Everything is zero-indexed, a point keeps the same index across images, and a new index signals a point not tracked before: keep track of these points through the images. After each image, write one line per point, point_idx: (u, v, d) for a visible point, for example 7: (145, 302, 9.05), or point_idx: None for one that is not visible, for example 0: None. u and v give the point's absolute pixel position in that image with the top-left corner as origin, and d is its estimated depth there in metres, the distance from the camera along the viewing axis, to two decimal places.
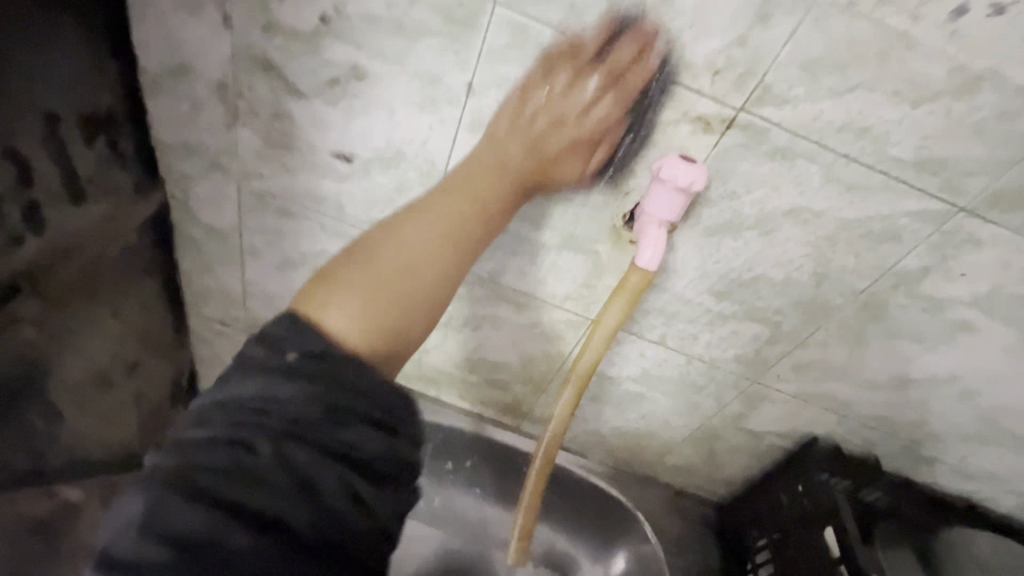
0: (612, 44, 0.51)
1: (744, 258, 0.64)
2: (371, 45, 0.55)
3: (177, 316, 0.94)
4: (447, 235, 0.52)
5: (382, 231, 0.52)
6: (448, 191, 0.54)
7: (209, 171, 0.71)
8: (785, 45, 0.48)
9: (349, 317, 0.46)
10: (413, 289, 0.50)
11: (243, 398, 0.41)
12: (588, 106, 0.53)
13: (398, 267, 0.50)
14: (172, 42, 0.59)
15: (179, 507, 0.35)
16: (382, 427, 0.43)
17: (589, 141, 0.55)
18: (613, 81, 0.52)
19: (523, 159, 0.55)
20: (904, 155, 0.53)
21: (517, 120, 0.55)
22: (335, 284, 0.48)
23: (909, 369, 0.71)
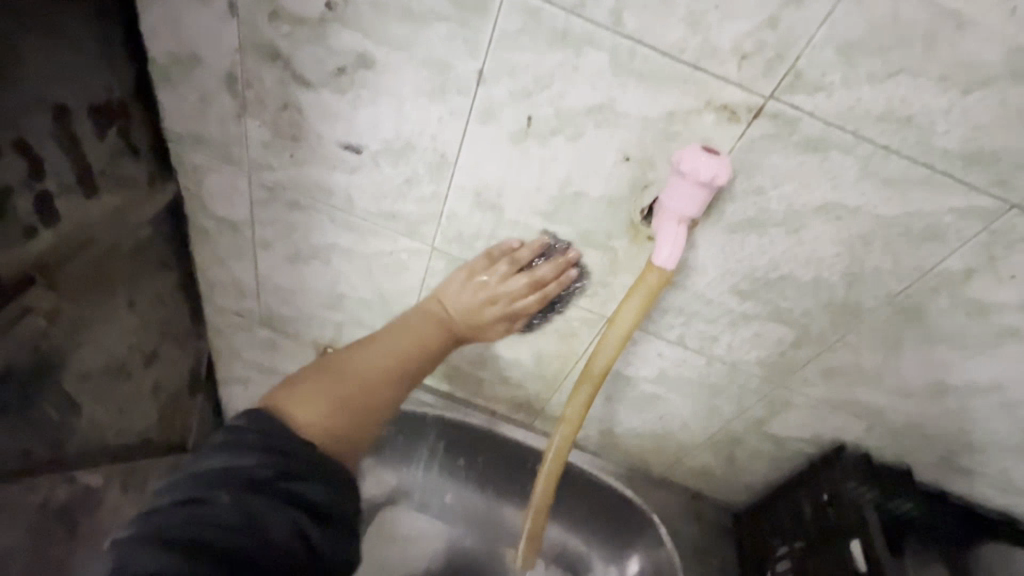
0: (535, 247, 0.68)
1: (770, 257, 0.60)
2: (378, 32, 0.53)
3: (195, 307, 0.95)
4: (394, 367, 0.67)
5: (344, 354, 0.67)
6: (378, 339, 0.70)
7: (219, 163, 0.70)
8: (820, 26, 0.44)
9: (311, 415, 0.54)
10: (366, 393, 0.63)
11: (208, 463, 0.45)
12: (512, 281, 0.69)
13: (357, 380, 0.63)
14: (180, 31, 0.58)
15: (146, 550, 0.37)
16: (330, 483, 0.48)
17: (505, 301, 0.70)
18: (532, 277, 0.68)
19: (470, 306, 0.71)
20: (951, 146, 0.48)
21: (467, 284, 0.71)
22: (305, 386, 0.58)
23: (948, 377, 0.67)
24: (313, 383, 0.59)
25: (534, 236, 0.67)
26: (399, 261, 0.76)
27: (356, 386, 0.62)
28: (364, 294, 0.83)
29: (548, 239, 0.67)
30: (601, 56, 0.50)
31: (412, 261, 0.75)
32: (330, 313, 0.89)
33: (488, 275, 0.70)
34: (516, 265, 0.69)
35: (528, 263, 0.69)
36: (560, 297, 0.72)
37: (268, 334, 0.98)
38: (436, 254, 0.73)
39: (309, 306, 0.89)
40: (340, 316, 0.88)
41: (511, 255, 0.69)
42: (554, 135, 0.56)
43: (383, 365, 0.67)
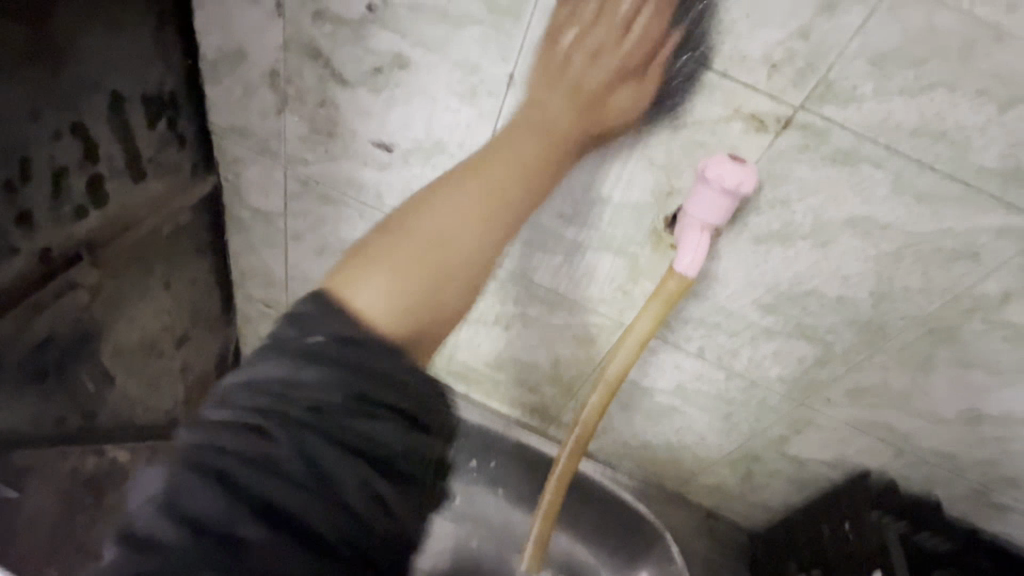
0: (642, 22, 0.47)
1: (794, 270, 0.59)
2: (414, 34, 0.55)
3: (226, 294, 0.98)
4: (483, 209, 0.53)
5: (420, 201, 0.54)
6: (467, 171, 0.54)
7: (258, 156, 0.73)
8: (853, 37, 0.44)
9: (379, 297, 0.48)
10: (445, 276, 0.51)
11: (267, 375, 0.43)
12: (619, 90, 0.51)
13: (432, 239, 0.52)
14: (230, 28, 0.61)
15: (204, 490, 0.38)
16: (401, 423, 0.45)
17: (625, 81, 0.50)
18: (639, 83, 0.50)
19: (568, 125, 0.52)
20: (989, 163, 0.47)
21: (564, 92, 0.51)
22: (373, 256, 0.50)
23: (981, 405, 0.64)
24: (387, 250, 0.51)
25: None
26: None
27: (429, 247, 0.51)
28: None
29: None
30: None
31: None
32: None
33: (573, 78, 0.50)
34: (623, 28, 0.48)
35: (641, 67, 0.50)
36: (660, 104, 0.52)
37: None
38: None
39: None
40: None
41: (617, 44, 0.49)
42: None
43: (455, 225, 0.52)
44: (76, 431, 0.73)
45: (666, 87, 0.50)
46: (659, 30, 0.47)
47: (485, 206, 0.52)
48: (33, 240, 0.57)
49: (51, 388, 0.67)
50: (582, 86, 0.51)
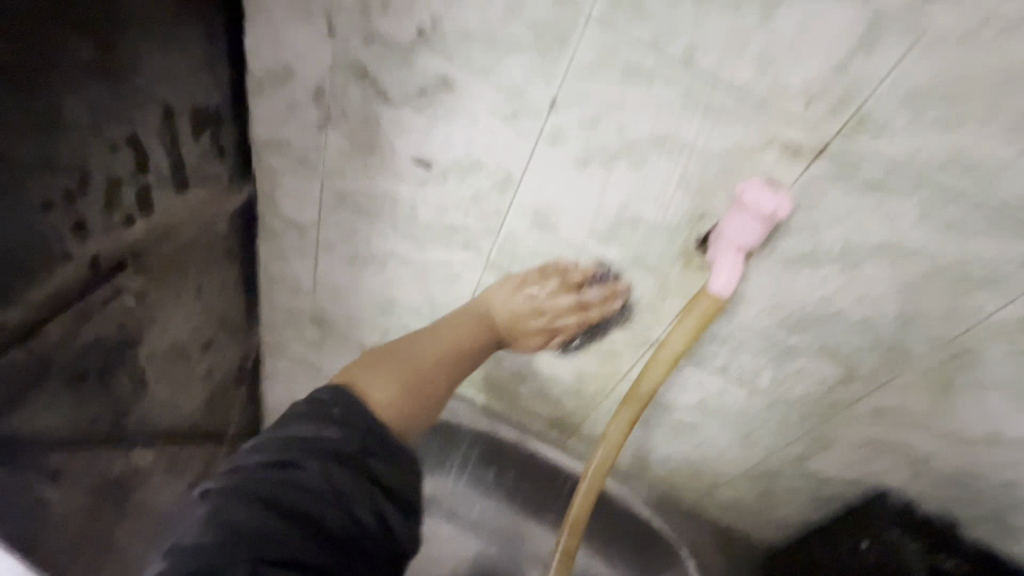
0: (586, 271, 0.70)
1: (821, 292, 0.61)
2: (460, 58, 0.57)
3: (251, 302, 0.99)
4: (448, 353, 0.72)
5: (400, 344, 0.70)
6: (439, 329, 0.74)
7: (296, 169, 0.76)
8: (889, 73, 0.46)
9: (384, 392, 0.60)
10: (422, 386, 0.65)
11: (293, 431, 0.50)
12: (558, 298, 0.74)
13: (418, 365, 0.67)
14: (280, 46, 0.63)
15: (241, 508, 0.44)
16: (402, 466, 0.53)
17: (552, 315, 0.75)
18: (578, 300, 0.73)
19: (505, 317, 0.76)
20: (1016, 195, 0.49)
21: (512, 291, 0.75)
22: (381, 364, 0.65)
23: (1000, 428, 0.65)
24: (384, 366, 0.64)
25: (588, 262, 0.70)
26: (452, 272, 0.79)
27: (416, 371, 0.66)
28: (413, 301, 0.86)
29: (601, 268, 0.70)
30: (671, 89, 0.52)
31: (465, 272, 0.78)
32: (378, 317, 0.92)
33: (520, 289, 0.75)
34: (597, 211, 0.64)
35: (578, 286, 0.72)
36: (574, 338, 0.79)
37: (317, 333, 1.02)
38: (490, 267, 0.76)
39: (360, 308, 0.92)
40: (388, 321, 0.92)
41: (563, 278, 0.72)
42: (618, 160, 0.59)
43: (435, 356, 0.70)
44: (108, 434, 0.74)
45: (601, 312, 0.73)
46: (586, 281, 0.71)
47: (452, 349, 0.73)
48: (85, 247, 0.59)
49: (89, 391, 0.68)
50: (528, 288, 0.74)
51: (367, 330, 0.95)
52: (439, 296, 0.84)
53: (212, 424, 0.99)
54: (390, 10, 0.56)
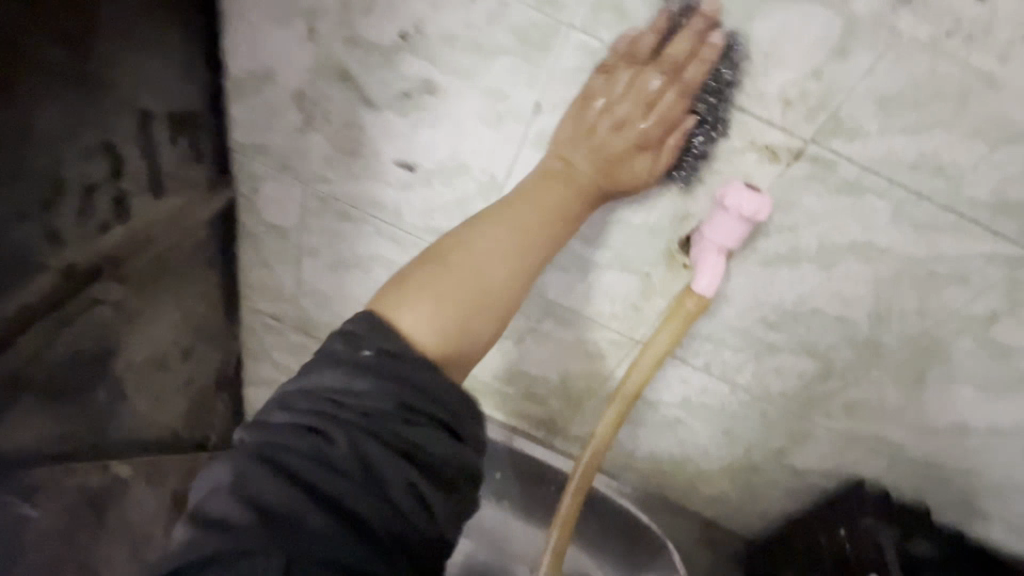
0: (697, 30, 0.49)
1: (799, 291, 0.63)
2: (444, 62, 0.57)
3: (232, 308, 0.98)
4: (511, 251, 0.55)
5: (468, 224, 0.56)
6: (515, 202, 0.56)
7: (278, 173, 0.75)
8: (861, 80, 0.48)
9: (420, 321, 0.49)
10: (475, 305, 0.52)
11: (326, 386, 0.46)
12: (645, 123, 0.54)
13: (481, 273, 0.53)
14: (260, 49, 0.62)
15: (268, 481, 0.41)
16: (443, 429, 0.47)
17: (636, 131, 0.54)
18: (673, 110, 0.53)
19: (590, 179, 0.57)
20: (981, 196, 0.51)
21: (582, 135, 0.55)
22: (420, 278, 0.52)
23: (968, 417, 0.68)
24: (424, 276, 0.52)
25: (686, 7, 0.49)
26: None
27: (481, 278, 0.53)
28: None
29: (731, 33, 0.49)
30: (653, 94, 0.53)
31: None
32: None
33: (598, 131, 0.55)
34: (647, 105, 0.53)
35: (685, 98, 0.53)
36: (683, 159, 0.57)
37: (300, 338, 1.00)
38: None
39: (344, 313, 0.91)
40: None
41: (657, 62, 0.51)
42: None
43: (500, 254, 0.54)
44: (84, 446, 0.73)
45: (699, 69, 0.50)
46: (686, 56, 0.50)
47: (514, 248, 0.55)
48: (60, 257, 0.57)
49: (64, 403, 0.66)
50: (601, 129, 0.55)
51: None
52: None
53: (193, 432, 0.98)
54: (373, 14, 0.56)
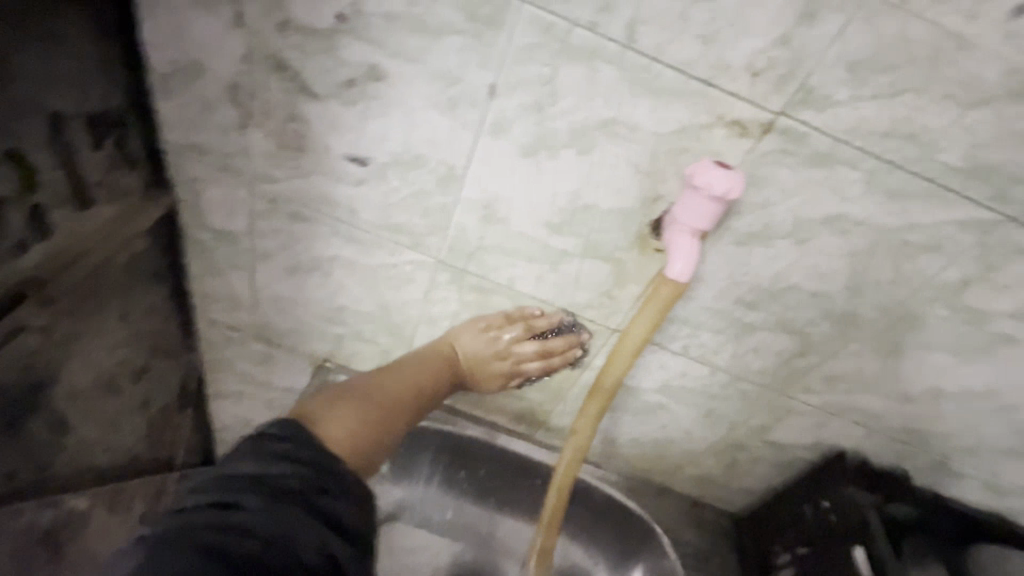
0: (552, 321, 0.74)
1: (775, 268, 0.61)
2: (389, 45, 0.53)
3: (187, 321, 0.91)
4: (408, 391, 0.74)
5: (359, 386, 0.70)
6: (405, 367, 0.76)
7: (219, 175, 0.69)
8: (831, 44, 0.45)
9: (337, 428, 0.60)
10: (379, 428, 0.66)
11: (233, 471, 0.47)
12: (522, 344, 0.77)
13: (381, 399, 0.69)
14: (183, 39, 0.56)
15: (175, 554, 0.39)
16: (351, 499, 0.51)
17: (515, 359, 0.78)
18: (543, 345, 0.76)
19: (467, 363, 0.80)
20: (954, 162, 0.50)
21: (480, 353, 0.78)
22: (325, 407, 0.63)
23: (943, 383, 0.69)
24: (335, 404, 0.64)
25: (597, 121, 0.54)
26: (403, 274, 0.75)
27: (381, 404, 0.68)
28: (364, 307, 0.81)
29: (569, 320, 0.74)
30: (613, 70, 0.50)
31: (416, 273, 0.74)
32: (327, 327, 0.86)
33: (478, 335, 0.78)
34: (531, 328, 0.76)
35: (541, 333, 0.76)
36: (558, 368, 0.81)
37: (261, 349, 0.94)
38: (442, 265, 0.72)
39: (306, 320, 0.86)
40: (338, 329, 0.86)
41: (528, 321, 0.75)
42: (565, 147, 0.56)
43: (406, 387, 0.74)
44: (27, 487, 0.66)
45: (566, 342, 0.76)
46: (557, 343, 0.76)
47: (413, 389, 0.74)
48: None
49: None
50: (493, 362, 0.79)
51: (317, 342, 0.89)
52: (391, 299, 0.79)
53: (155, 454, 0.92)
54: None
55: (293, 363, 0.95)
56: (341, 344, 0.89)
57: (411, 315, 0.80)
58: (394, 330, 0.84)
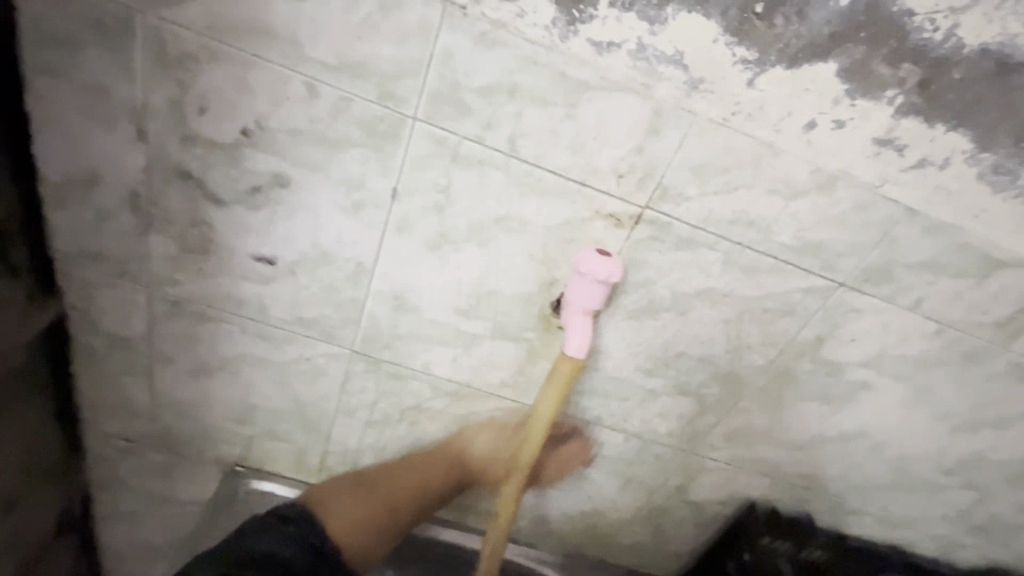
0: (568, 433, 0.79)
1: (665, 337, 0.67)
2: (292, 156, 0.56)
3: (71, 437, 0.83)
4: (410, 492, 0.78)
5: (372, 476, 0.78)
6: (405, 462, 0.79)
7: (116, 278, 0.67)
8: (676, 152, 0.54)
9: (342, 509, 0.72)
10: (376, 531, 0.74)
11: None
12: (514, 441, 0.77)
13: (385, 496, 0.76)
14: (80, 152, 0.57)
15: None
16: None
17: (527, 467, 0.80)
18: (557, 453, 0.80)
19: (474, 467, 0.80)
20: (788, 241, 0.60)
21: (493, 448, 0.79)
22: (330, 492, 0.74)
23: (823, 429, 0.77)
24: (334, 498, 0.73)
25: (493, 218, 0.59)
26: (316, 367, 0.74)
27: (383, 503, 0.75)
28: (277, 404, 0.78)
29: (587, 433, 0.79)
30: (501, 174, 0.56)
31: (330, 365, 0.74)
32: (236, 428, 0.82)
33: (492, 433, 0.78)
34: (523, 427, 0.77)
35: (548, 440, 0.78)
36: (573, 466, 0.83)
37: (161, 459, 0.86)
38: (356, 356, 0.72)
39: (212, 423, 0.81)
40: (249, 429, 0.82)
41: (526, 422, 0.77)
42: (467, 241, 0.61)
43: (405, 491, 0.77)
44: None
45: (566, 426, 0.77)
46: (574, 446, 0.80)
47: (412, 489, 0.78)
48: None
49: None
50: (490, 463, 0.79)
51: (225, 445, 0.84)
52: (305, 393, 0.77)
53: None
54: (209, 113, 0.54)
55: (197, 471, 0.88)
56: (252, 445, 0.84)
57: (327, 408, 0.79)
58: (310, 425, 0.81)
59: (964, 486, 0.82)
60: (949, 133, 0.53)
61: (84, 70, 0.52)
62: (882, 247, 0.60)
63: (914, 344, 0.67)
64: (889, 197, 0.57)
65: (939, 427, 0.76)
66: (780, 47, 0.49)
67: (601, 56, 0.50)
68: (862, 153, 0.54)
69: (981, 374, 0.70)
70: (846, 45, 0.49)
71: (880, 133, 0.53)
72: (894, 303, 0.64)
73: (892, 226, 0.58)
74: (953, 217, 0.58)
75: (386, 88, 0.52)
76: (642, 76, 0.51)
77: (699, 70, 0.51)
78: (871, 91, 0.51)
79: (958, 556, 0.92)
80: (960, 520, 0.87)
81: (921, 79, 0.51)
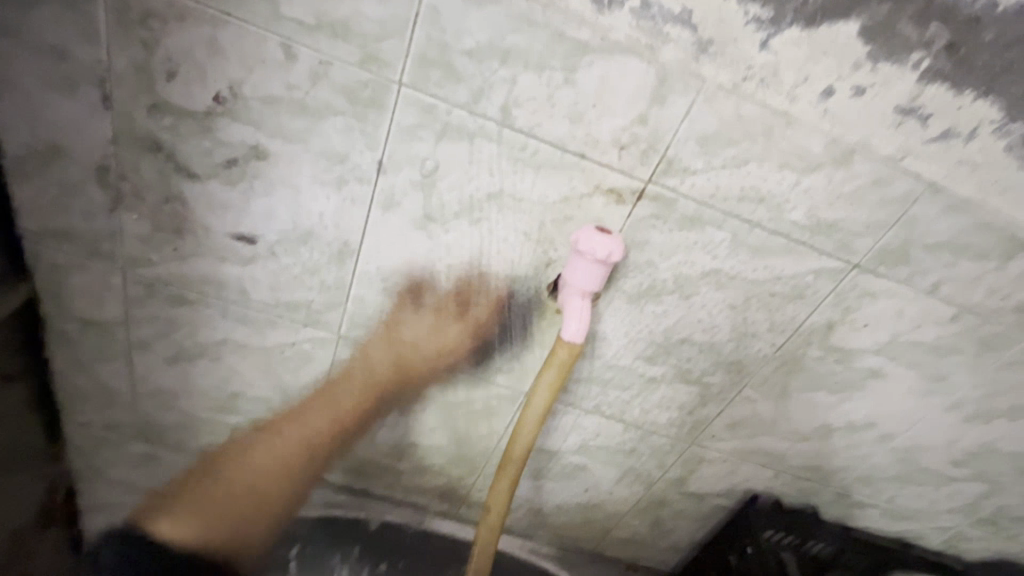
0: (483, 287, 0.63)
1: (667, 322, 0.64)
2: (270, 126, 0.53)
3: (50, 426, 0.79)
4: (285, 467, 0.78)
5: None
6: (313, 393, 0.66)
7: (87, 259, 0.63)
8: (681, 123, 0.51)
9: (169, 524, 0.80)
10: (259, 507, 0.79)
11: None
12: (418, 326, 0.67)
13: (232, 495, 0.78)
14: (41, 121, 0.53)
15: None
16: None
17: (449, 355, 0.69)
18: (464, 318, 0.66)
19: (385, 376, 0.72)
20: (800, 220, 0.56)
21: (390, 343, 0.68)
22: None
23: (830, 419, 0.74)
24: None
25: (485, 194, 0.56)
26: (301, 353, 0.71)
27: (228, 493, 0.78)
28: (261, 392, 0.75)
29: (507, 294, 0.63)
30: (494, 146, 0.53)
31: (316, 350, 0.70)
32: (219, 417, 0.79)
33: (422, 321, 0.66)
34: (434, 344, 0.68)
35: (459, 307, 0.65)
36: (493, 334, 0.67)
37: (143, 448, 0.83)
38: (343, 342, 0.69)
39: (193, 411, 0.78)
40: (232, 419, 0.79)
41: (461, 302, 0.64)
42: (457, 218, 0.57)
43: (270, 472, 0.78)
44: None
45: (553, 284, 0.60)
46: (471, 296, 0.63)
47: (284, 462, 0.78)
48: None
49: None
50: (408, 348, 0.69)
51: (208, 434, 0.81)
52: (290, 381, 0.74)
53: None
54: (177, 78, 0.50)
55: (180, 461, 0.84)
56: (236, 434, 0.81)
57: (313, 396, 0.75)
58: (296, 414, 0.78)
59: (974, 478, 0.79)
60: (977, 103, 0.49)
61: (41, 30, 0.48)
62: (901, 226, 0.56)
63: (929, 330, 0.64)
64: (910, 171, 0.53)
65: (952, 417, 0.73)
66: (796, 6, 0.45)
67: (602, 15, 0.46)
68: (883, 124, 0.50)
69: (997, 362, 0.67)
70: (867, 3, 0.45)
71: (903, 100, 0.49)
72: (909, 286, 0.60)
73: (911, 203, 0.55)
74: (978, 194, 0.54)
75: (368, 50, 0.48)
76: (646, 38, 0.47)
77: (708, 31, 0.47)
78: (895, 56, 0.47)
79: (963, 547, 0.90)
80: (969, 513, 0.84)
81: (949, 41, 0.47)
